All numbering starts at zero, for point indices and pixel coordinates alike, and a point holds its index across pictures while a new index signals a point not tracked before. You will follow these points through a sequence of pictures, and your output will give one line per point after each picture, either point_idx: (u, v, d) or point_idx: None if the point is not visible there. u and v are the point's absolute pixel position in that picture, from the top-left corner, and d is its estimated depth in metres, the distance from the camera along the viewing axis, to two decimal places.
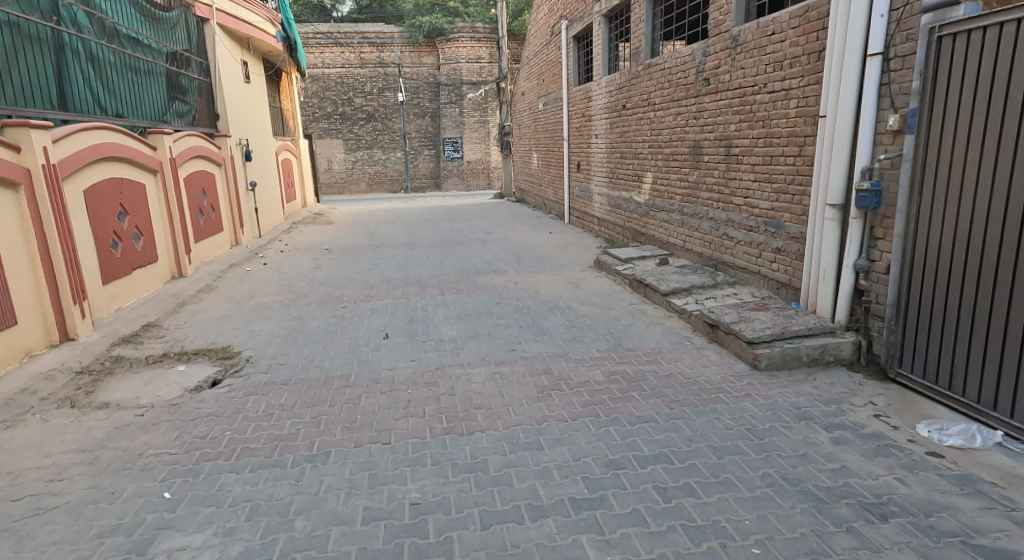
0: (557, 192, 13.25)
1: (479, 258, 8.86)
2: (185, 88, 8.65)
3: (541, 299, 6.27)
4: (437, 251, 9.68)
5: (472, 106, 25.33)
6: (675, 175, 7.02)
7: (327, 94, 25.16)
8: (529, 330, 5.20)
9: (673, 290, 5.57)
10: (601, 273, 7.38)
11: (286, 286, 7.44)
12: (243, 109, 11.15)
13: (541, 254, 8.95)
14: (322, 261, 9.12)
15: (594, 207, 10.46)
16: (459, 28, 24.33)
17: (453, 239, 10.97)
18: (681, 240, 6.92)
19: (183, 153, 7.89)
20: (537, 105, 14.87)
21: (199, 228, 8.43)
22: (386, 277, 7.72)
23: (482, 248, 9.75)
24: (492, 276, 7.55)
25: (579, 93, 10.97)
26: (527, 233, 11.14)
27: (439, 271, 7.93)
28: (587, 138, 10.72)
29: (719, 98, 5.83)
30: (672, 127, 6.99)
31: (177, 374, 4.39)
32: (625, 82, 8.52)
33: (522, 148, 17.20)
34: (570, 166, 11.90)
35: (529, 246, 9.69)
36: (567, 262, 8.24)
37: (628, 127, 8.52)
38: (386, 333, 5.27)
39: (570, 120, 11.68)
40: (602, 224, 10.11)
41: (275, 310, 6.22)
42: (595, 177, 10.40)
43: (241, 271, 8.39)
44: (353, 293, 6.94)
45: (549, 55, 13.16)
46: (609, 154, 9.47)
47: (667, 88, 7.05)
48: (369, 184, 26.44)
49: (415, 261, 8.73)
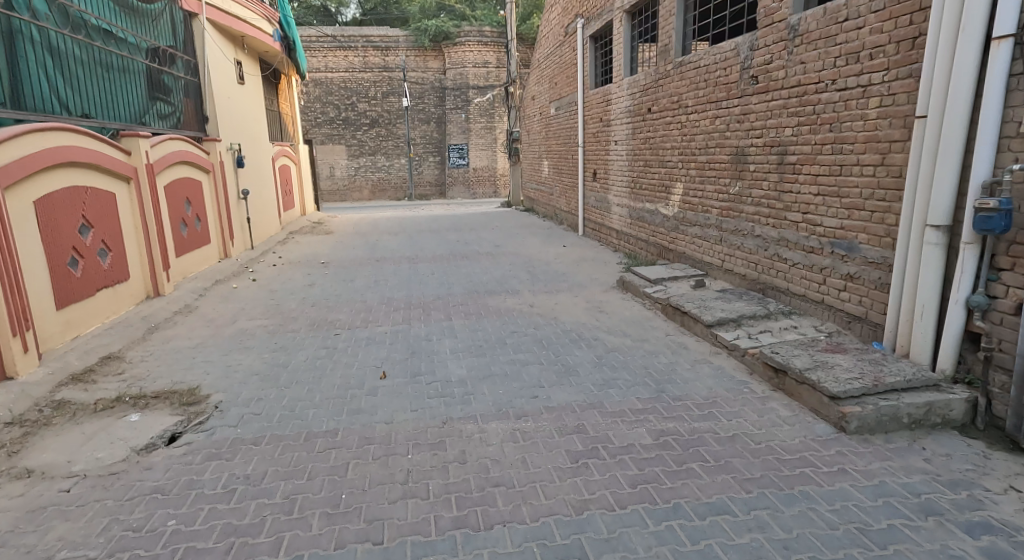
0: (570, 202, 12.49)
1: (489, 275, 8.06)
2: (168, 87, 7.93)
3: (562, 328, 5.47)
4: (443, 266, 8.91)
5: (479, 112, 24.68)
6: (711, 185, 6.24)
7: (330, 98, 24.50)
8: (551, 370, 4.41)
9: (719, 321, 4.77)
10: (627, 295, 6.59)
11: (275, 307, 6.67)
12: (236, 112, 10.43)
13: (557, 271, 8.16)
14: (317, 277, 8.37)
15: (613, 219, 9.69)
16: (465, 31, 23.72)
17: (460, 252, 10.20)
18: (719, 258, 6.13)
19: (163, 159, 7.19)
20: (548, 110, 14.14)
21: (181, 241, 7.70)
22: (386, 297, 6.96)
23: (491, 263, 8.97)
24: (504, 297, 6.77)
25: (596, 97, 10.22)
26: (538, 247, 10.37)
27: (445, 291, 7.16)
28: (605, 145, 9.96)
29: (769, 97, 5.06)
30: (708, 132, 6.22)
31: (128, 427, 3.61)
32: (650, 84, 7.77)
33: (531, 155, 16.50)
34: (586, 175, 11.15)
35: (542, 262, 8.90)
36: (586, 282, 7.44)
37: (654, 132, 7.75)
38: (383, 371, 4.48)
39: (586, 125, 10.92)
40: (621, 238, 9.34)
41: (259, 338, 5.44)
42: (614, 187, 9.64)
43: (227, 289, 7.63)
44: (347, 317, 6.17)
45: (563, 57, 12.44)
46: (631, 161, 8.73)
47: (702, 88, 6.28)
48: (372, 191, 25.76)
49: (419, 279, 7.96)
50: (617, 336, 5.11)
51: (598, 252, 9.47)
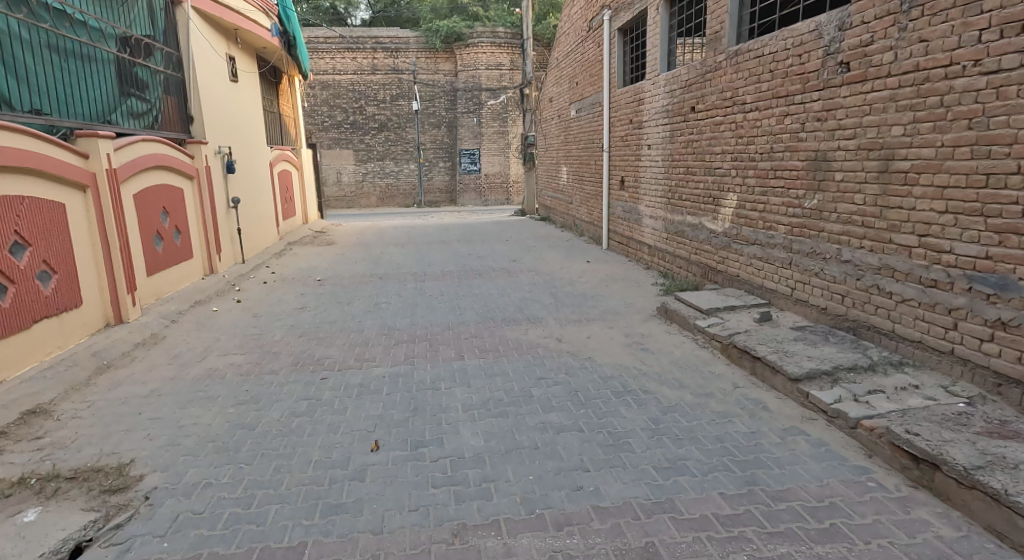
0: (592, 212, 11.48)
1: (506, 298, 7.03)
2: (142, 82, 6.98)
3: (601, 374, 4.43)
4: (454, 285, 7.89)
5: (492, 115, 23.75)
6: (776, 197, 5.21)
7: (338, 101, 23.66)
8: (595, 441, 3.37)
9: (809, 374, 3.70)
10: (672, 327, 5.53)
11: (256, 337, 5.68)
12: (227, 112, 9.49)
13: (584, 294, 7.11)
14: (310, 298, 7.38)
15: (645, 232, 8.65)
16: (478, 32, 22.81)
17: (472, 268, 9.17)
18: (786, 285, 5.09)
19: (131, 163, 6.26)
20: (568, 112, 13.11)
21: (155, 257, 6.76)
22: (387, 327, 5.94)
23: (507, 283, 7.94)
24: (526, 328, 5.73)
25: (625, 96, 9.20)
26: (559, 263, 9.34)
27: (457, 319, 6.14)
28: (636, 149, 8.92)
29: (866, 88, 4.02)
30: (774, 133, 5.19)
31: (19, 533, 2.62)
32: (694, 79, 6.73)
33: (548, 160, 15.52)
34: (611, 182, 10.13)
35: (565, 282, 7.84)
36: (620, 308, 6.38)
37: (698, 135, 6.72)
38: (376, 440, 3.45)
39: (613, 127, 9.88)
40: (654, 254, 8.30)
41: (228, 384, 4.44)
42: (646, 197, 8.61)
43: (207, 312, 6.66)
44: (338, 354, 5.15)
45: (586, 54, 11.42)
46: (668, 169, 7.71)
47: (766, 82, 5.26)
48: (380, 198, 24.85)
49: (427, 302, 6.94)
50: (673, 390, 4.06)
51: (628, 270, 8.41)
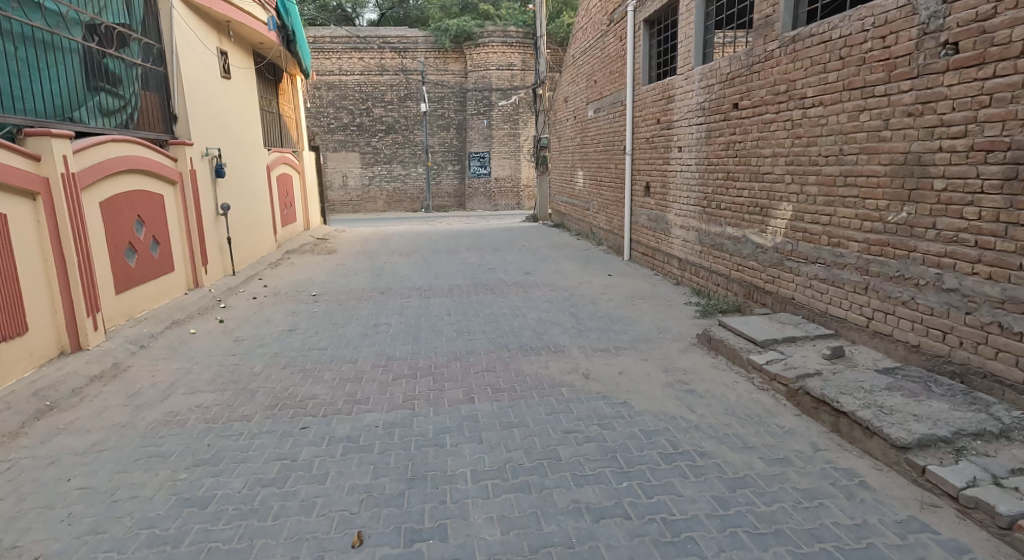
0: (612, 220, 10.68)
1: (520, 320, 6.22)
2: (115, 75, 6.23)
3: (641, 427, 3.61)
4: (463, 303, 7.11)
5: (502, 117, 22.99)
6: (847, 208, 4.38)
7: (344, 103, 23.01)
8: (648, 537, 2.55)
9: (920, 442, 2.87)
10: (719, 361, 4.70)
11: (233, 369, 4.90)
12: (218, 111, 8.76)
13: (609, 316, 6.28)
14: (301, 317, 6.60)
15: (675, 243, 7.83)
16: (488, 31, 22.07)
17: (482, 282, 8.38)
18: (859, 314, 4.24)
19: (95, 166, 5.52)
20: (585, 112, 12.32)
21: (126, 272, 6.03)
22: (386, 356, 5.15)
23: (521, 300, 7.14)
24: (545, 360, 4.92)
25: (653, 93, 8.39)
26: (577, 277, 8.53)
27: (465, 347, 5.33)
28: (664, 151, 8.10)
29: (986, 73, 3.23)
30: (844, 132, 4.37)
31: None
32: (737, 71, 5.92)
33: (563, 164, 14.73)
34: (635, 188, 9.33)
35: (585, 301, 7.02)
36: (653, 334, 5.55)
37: (741, 136, 5.90)
38: (359, 531, 2.65)
39: (637, 128, 9.07)
40: (685, 268, 7.48)
41: (189, 435, 3.66)
42: (676, 204, 7.78)
43: (183, 335, 5.90)
44: (325, 393, 4.36)
45: (606, 49, 10.64)
46: (703, 173, 6.88)
47: (833, 72, 4.44)
48: (387, 202, 24.14)
49: (431, 324, 6.16)
50: (737, 454, 3.23)
51: (654, 287, 7.58)
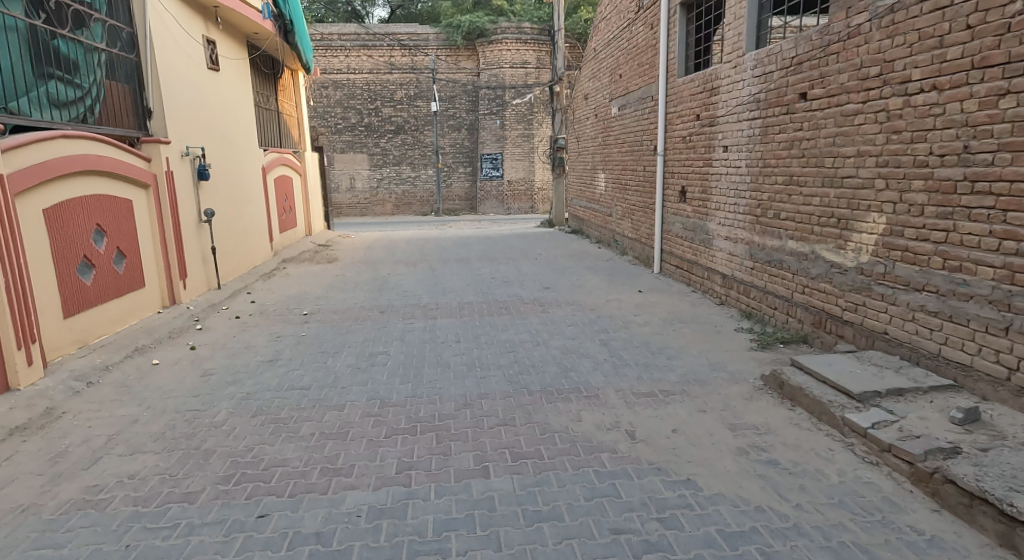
0: (639, 228, 9.72)
1: (542, 351, 5.26)
2: (70, 61, 5.35)
3: (719, 527, 2.64)
4: (474, 326, 6.16)
5: (516, 117, 22.04)
6: (973, 221, 3.41)
7: (352, 102, 22.20)
8: None
9: None
10: (799, 414, 3.70)
11: (192, 417, 3.98)
12: (204, 106, 7.88)
13: (646, 347, 5.30)
14: (287, 344, 5.68)
15: (717, 257, 6.83)
16: (502, 28, 21.15)
17: (495, 299, 7.43)
18: (996, 362, 3.26)
19: (36, 168, 4.63)
20: (608, 109, 11.34)
21: (79, 292, 5.13)
22: (380, 401, 4.21)
23: (542, 324, 6.19)
24: (577, 410, 3.96)
25: (691, 87, 7.42)
26: (603, 294, 7.56)
27: (477, 389, 4.39)
28: (703, 151, 7.12)
29: None
30: (971, 124, 3.40)
31: None
32: (805, 54, 4.94)
33: (582, 166, 13.78)
34: (668, 194, 8.33)
35: (615, 326, 6.05)
36: (704, 374, 4.56)
37: (809, 131, 4.92)
38: None
39: (670, 125, 8.09)
40: (731, 285, 6.51)
41: (107, 528, 2.73)
42: (719, 213, 6.78)
43: (144, 367, 4.99)
44: (299, 456, 3.42)
45: (633, 39, 9.67)
46: (755, 176, 5.88)
47: (954, 47, 3.48)
48: (396, 205, 23.29)
49: (438, 355, 5.22)
50: None
51: (694, 308, 6.60)
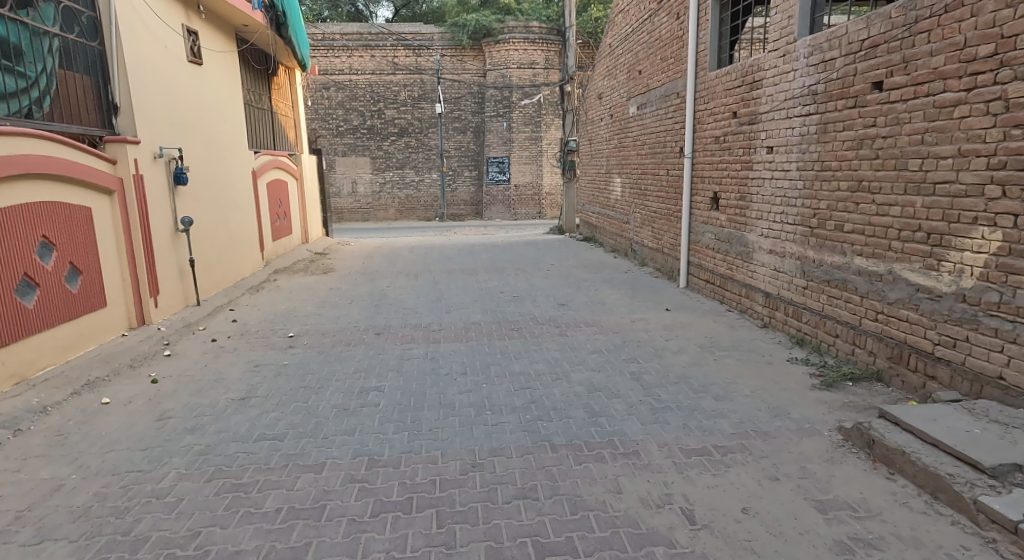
0: (662, 238, 8.94)
1: (563, 389, 4.46)
2: (10, 45, 4.60)
3: None
4: (483, 355, 5.35)
5: (523, 120, 21.28)
6: None
7: (355, 104, 21.49)
8: None
9: None
10: (904, 488, 2.88)
11: (130, 482, 3.17)
12: (184, 103, 7.13)
13: (686, 384, 4.48)
14: (265, 376, 4.88)
15: (759, 273, 6.02)
16: (510, 27, 20.42)
17: (505, 319, 6.63)
18: None
19: None
20: (626, 109, 10.55)
21: (17, 317, 4.33)
22: (367, 460, 3.41)
23: (560, 352, 5.38)
24: (615, 477, 3.14)
25: (727, 80, 6.62)
26: (626, 314, 6.75)
27: (487, 443, 3.58)
28: (741, 153, 6.33)
29: None
30: None
31: None
32: (880, 35, 4.15)
33: (595, 169, 13.00)
34: (697, 201, 7.54)
35: (645, 355, 5.24)
36: (765, 423, 3.74)
37: (885, 127, 4.13)
38: None
39: (700, 124, 7.31)
40: (776, 306, 5.70)
41: None
42: (761, 223, 5.97)
43: (90, 407, 4.18)
44: (258, 548, 2.61)
45: (656, 32, 8.88)
46: (809, 181, 5.08)
47: None
48: (399, 211, 22.54)
49: (440, 394, 4.42)
50: None
51: (733, 333, 5.77)
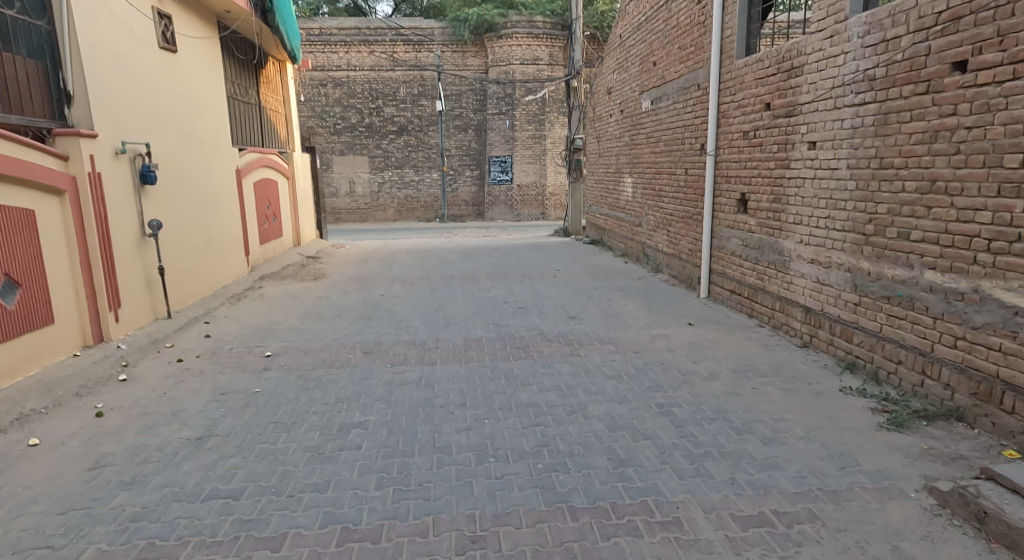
0: (679, 242, 8.25)
1: (580, 428, 3.77)
2: None
3: None
4: (484, 381, 4.66)
5: (527, 118, 20.58)
6: None
7: (352, 101, 20.81)
8: None
9: None
10: None
11: None
12: (154, 94, 6.45)
13: (725, 421, 3.79)
14: (231, 407, 4.20)
15: (798, 285, 5.32)
16: (513, 21, 19.72)
17: (509, 336, 5.94)
18: None
19: None
20: (638, 104, 9.86)
21: None
22: (341, 530, 2.72)
23: (573, 378, 4.68)
24: None
25: (758, 68, 5.93)
26: (643, 329, 6.06)
27: (490, 505, 2.89)
28: (775, 149, 5.65)
29: None
30: None
31: None
32: (965, 5, 3.49)
33: (603, 168, 12.31)
34: (722, 202, 6.85)
35: (671, 383, 4.54)
36: (831, 478, 3.04)
37: (971, 115, 3.46)
38: None
39: (726, 117, 6.63)
40: (819, 324, 5.01)
41: None
42: (799, 227, 5.28)
43: (13, 451, 3.50)
44: None
45: (673, 19, 8.18)
46: (863, 179, 4.40)
47: None
48: (398, 211, 21.87)
49: (434, 434, 3.73)
50: None
51: (770, 354, 5.07)
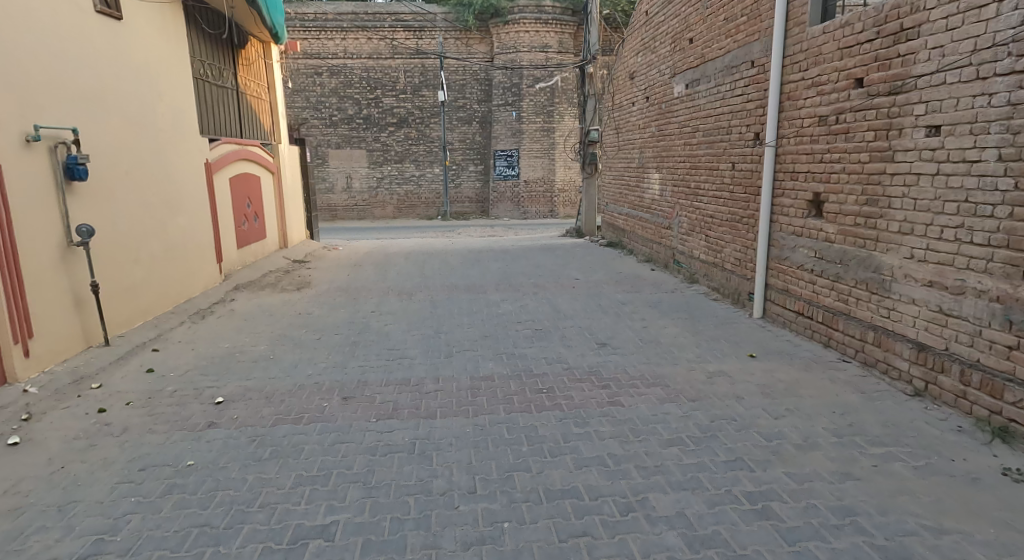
0: (723, 250, 7.03)
1: (646, 545, 2.55)
2: None
3: None
4: (499, 450, 3.45)
5: (534, 109, 19.34)
6: None
7: (349, 91, 19.56)
8: None
9: None
10: None
11: None
12: (89, 68, 5.26)
13: (860, 534, 2.57)
14: (147, 495, 2.99)
15: (906, 312, 4.10)
16: (520, 6, 18.46)
17: (528, 373, 4.73)
18: None
19: None
20: (668, 89, 8.62)
21: None
22: None
23: (619, 447, 3.47)
24: None
25: (842, 34, 4.72)
26: (695, 366, 4.84)
27: None
28: (867, 137, 4.46)
29: None
30: None
31: None
32: None
33: (623, 163, 11.09)
34: (785, 203, 5.64)
35: (756, 455, 3.32)
36: None
37: None
38: None
39: (792, 100, 5.43)
40: (941, 367, 3.79)
41: None
42: (907, 237, 4.07)
43: None
44: None
45: None
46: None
47: None
48: (398, 208, 20.64)
49: (431, 555, 2.52)
50: None
51: (875, 408, 3.84)
